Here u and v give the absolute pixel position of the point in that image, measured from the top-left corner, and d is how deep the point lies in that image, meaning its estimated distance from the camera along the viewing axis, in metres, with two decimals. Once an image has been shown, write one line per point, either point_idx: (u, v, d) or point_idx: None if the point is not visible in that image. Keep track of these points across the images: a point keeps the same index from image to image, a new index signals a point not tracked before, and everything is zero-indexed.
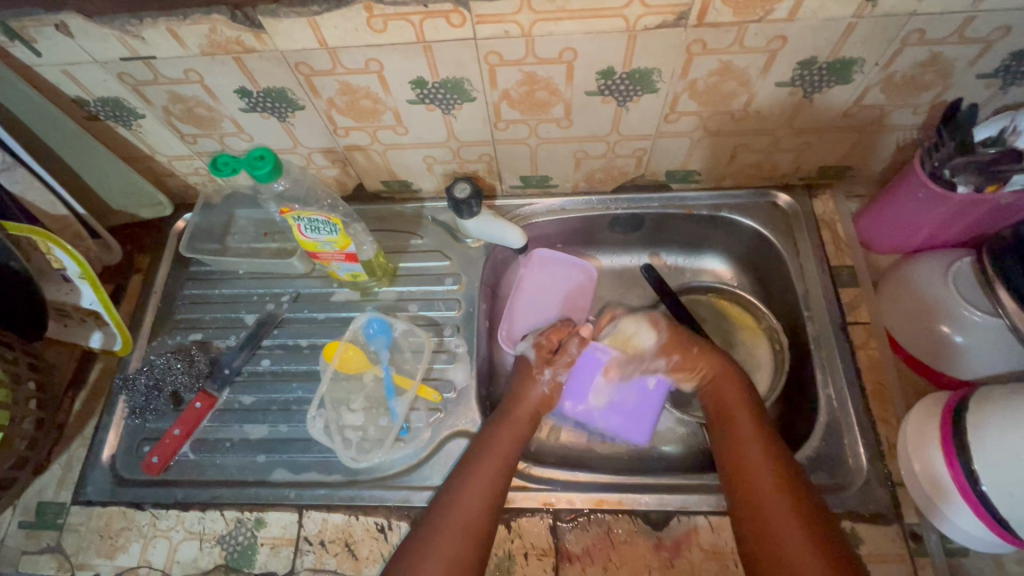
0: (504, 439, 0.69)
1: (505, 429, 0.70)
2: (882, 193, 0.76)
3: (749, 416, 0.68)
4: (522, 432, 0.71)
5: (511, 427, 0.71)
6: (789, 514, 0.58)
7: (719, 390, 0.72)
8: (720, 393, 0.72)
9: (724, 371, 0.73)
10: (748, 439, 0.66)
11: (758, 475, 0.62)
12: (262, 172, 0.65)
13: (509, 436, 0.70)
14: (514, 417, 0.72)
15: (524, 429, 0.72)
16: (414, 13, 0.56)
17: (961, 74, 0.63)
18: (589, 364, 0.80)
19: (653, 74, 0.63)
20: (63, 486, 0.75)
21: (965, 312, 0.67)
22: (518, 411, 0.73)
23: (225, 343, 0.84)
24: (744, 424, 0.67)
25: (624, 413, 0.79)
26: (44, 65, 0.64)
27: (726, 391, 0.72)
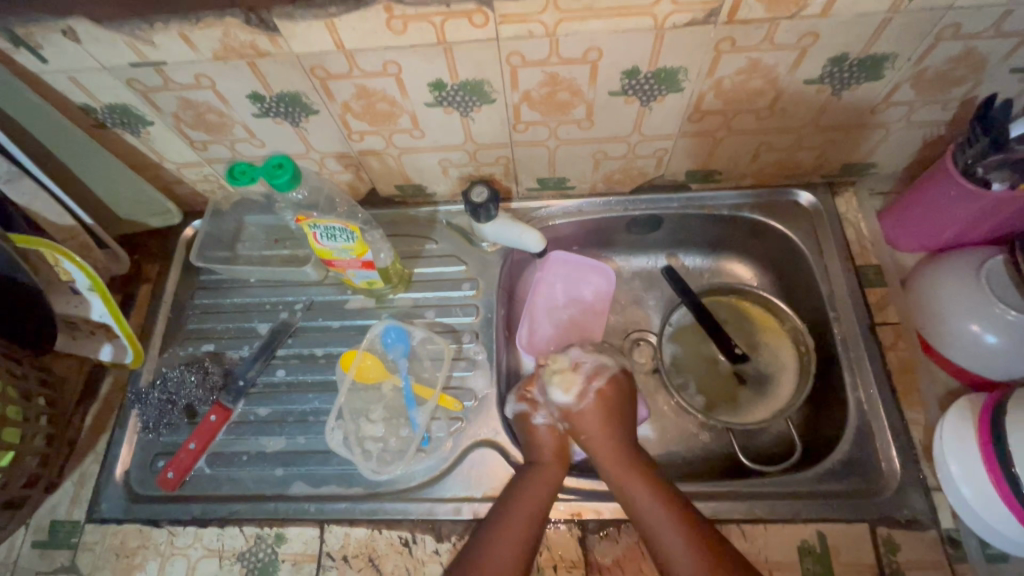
0: (538, 483, 0.66)
1: (538, 475, 0.67)
2: (909, 190, 0.75)
3: (638, 476, 0.65)
4: (553, 475, 0.68)
5: (544, 473, 0.67)
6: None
7: (603, 450, 0.68)
8: (600, 451, 0.68)
9: (603, 426, 0.70)
10: (647, 499, 0.63)
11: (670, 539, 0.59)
12: (280, 180, 0.63)
13: (542, 481, 0.66)
14: (548, 463, 0.69)
15: (559, 470, 0.68)
16: (435, 14, 0.54)
17: (994, 69, 0.61)
18: None
19: (679, 73, 0.62)
20: (77, 503, 0.74)
21: (997, 311, 0.64)
22: (551, 457, 0.70)
23: (238, 353, 0.82)
24: (636, 487, 0.64)
25: None
26: (49, 72, 0.62)
27: (606, 450, 0.68)
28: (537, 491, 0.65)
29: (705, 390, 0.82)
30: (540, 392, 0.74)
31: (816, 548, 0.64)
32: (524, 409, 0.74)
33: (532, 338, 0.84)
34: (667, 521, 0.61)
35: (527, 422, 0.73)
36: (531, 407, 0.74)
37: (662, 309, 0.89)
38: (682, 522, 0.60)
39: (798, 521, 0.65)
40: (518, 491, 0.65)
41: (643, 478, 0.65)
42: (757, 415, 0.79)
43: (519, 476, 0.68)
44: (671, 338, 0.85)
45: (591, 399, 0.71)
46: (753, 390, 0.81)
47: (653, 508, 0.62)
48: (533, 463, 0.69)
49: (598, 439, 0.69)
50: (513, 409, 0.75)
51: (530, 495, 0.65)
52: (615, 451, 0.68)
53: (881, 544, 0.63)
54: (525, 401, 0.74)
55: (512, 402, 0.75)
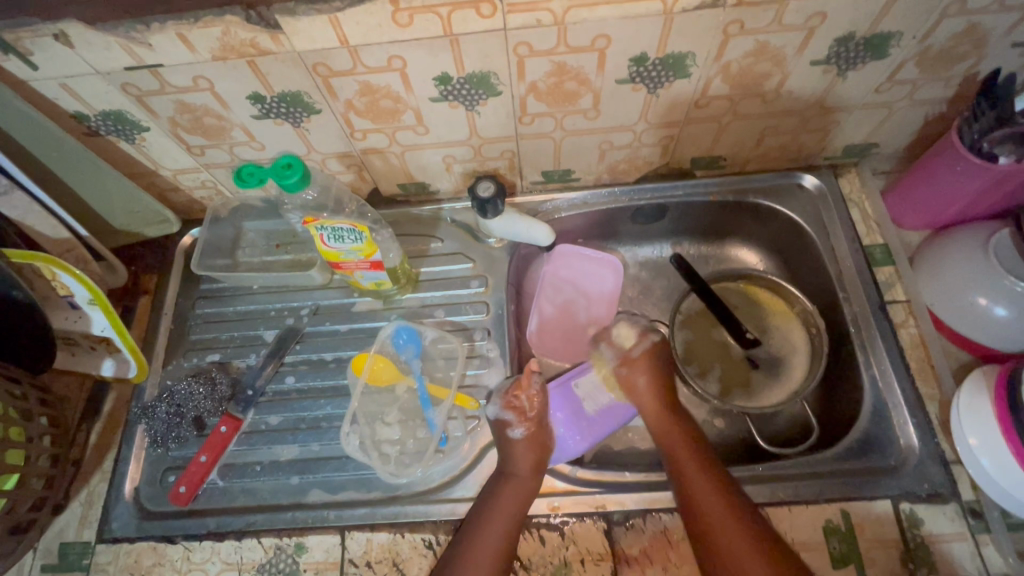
0: (480, 556, 0.61)
1: (478, 549, 0.61)
2: (912, 169, 0.76)
3: (676, 431, 0.70)
4: (527, 486, 0.67)
5: (499, 508, 0.65)
6: (712, 494, 0.63)
7: (644, 383, 0.74)
8: (647, 405, 0.73)
9: (655, 372, 0.75)
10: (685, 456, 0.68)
11: (708, 497, 0.63)
12: (290, 181, 0.62)
13: (482, 557, 0.61)
14: (488, 527, 0.63)
15: (531, 483, 0.67)
16: (442, 5, 0.53)
17: (996, 44, 0.62)
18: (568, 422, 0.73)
19: (687, 58, 0.62)
20: (86, 524, 0.71)
21: (1008, 282, 0.65)
22: (496, 519, 0.64)
23: (245, 362, 0.80)
24: (676, 441, 0.69)
25: (562, 395, 0.75)
26: (40, 79, 0.60)
27: (654, 403, 0.73)
28: (487, 551, 0.61)
29: (719, 376, 0.82)
30: (530, 396, 0.72)
31: (841, 526, 0.64)
32: (508, 417, 0.71)
33: (542, 329, 0.84)
34: (702, 477, 0.65)
35: (506, 434, 0.70)
36: (517, 417, 0.71)
37: (671, 298, 0.89)
38: (708, 470, 0.65)
39: (822, 501, 0.65)
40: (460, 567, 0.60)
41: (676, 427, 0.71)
42: (772, 399, 0.79)
43: (462, 542, 0.63)
44: (681, 325, 0.85)
45: (647, 351, 0.76)
46: (765, 374, 0.81)
47: (684, 453, 0.68)
48: (505, 476, 0.67)
49: (647, 392, 0.73)
50: (495, 413, 0.72)
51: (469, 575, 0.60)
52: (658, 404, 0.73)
53: (904, 520, 0.64)
54: (512, 408, 0.72)
55: (496, 407, 0.72)
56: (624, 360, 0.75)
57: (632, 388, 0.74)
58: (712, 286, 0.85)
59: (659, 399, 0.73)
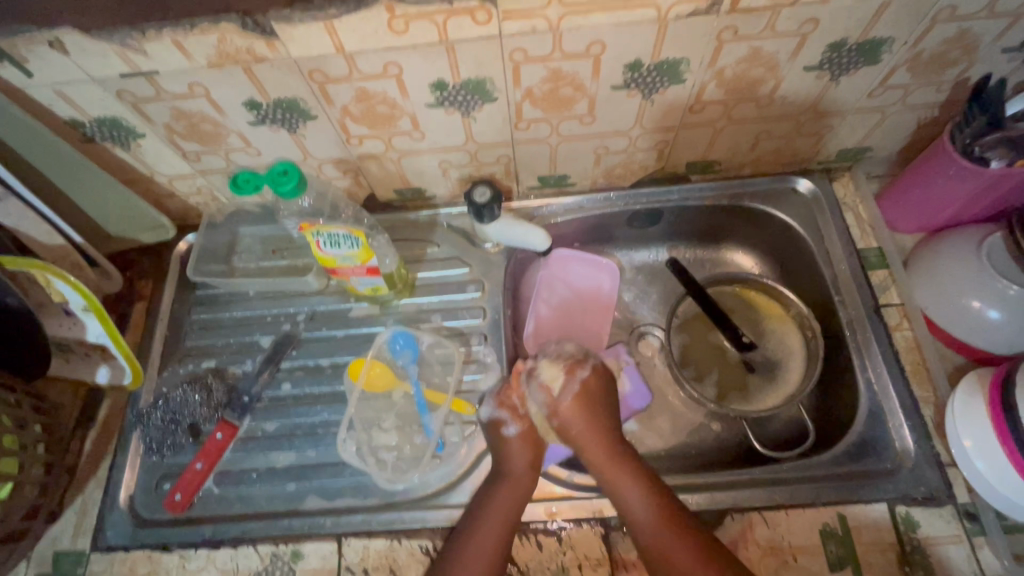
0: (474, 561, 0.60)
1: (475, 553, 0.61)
2: (905, 173, 0.76)
3: (623, 470, 0.66)
4: (522, 487, 0.66)
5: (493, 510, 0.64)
6: (672, 541, 0.60)
7: (581, 425, 0.69)
8: (589, 449, 0.68)
9: (590, 420, 0.69)
10: (645, 513, 0.62)
11: (676, 556, 0.59)
12: (286, 188, 0.62)
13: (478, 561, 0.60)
14: (484, 530, 0.63)
15: (528, 481, 0.67)
16: (437, 12, 0.54)
17: (987, 50, 0.62)
18: None
19: (681, 64, 0.62)
20: (80, 532, 0.71)
21: (1001, 286, 0.66)
22: (493, 522, 0.63)
23: (241, 368, 0.80)
24: (624, 482, 0.65)
25: None
26: (35, 86, 0.60)
27: (597, 451, 0.68)
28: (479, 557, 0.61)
29: (716, 380, 0.82)
30: (522, 395, 0.72)
31: (838, 530, 0.64)
32: (503, 416, 0.71)
33: (539, 333, 0.84)
34: (671, 537, 0.60)
35: (501, 433, 0.70)
36: (511, 415, 0.71)
37: (667, 302, 0.89)
38: (662, 511, 0.62)
39: (818, 505, 0.65)
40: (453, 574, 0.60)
41: (622, 467, 0.66)
42: (768, 403, 0.80)
43: (458, 547, 0.62)
44: (677, 329, 0.85)
45: (577, 394, 0.70)
46: (761, 378, 0.81)
47: (632, 496, 0.64)
48: (501, 476, 0.67)
49: (585, 436, 0.69)
50: (490, 413, 0.72)
51: None
52: (606, 455, 0.67)
53: (901, 523, 0.64)
54: (506, 407, 0.72)
55: (491, 406, 0.73)
56: (556, 412, 0.70)
57: (568, 434, 0.69)
58: (708, 290, 0.85)
59: (602, 440, 0.68)
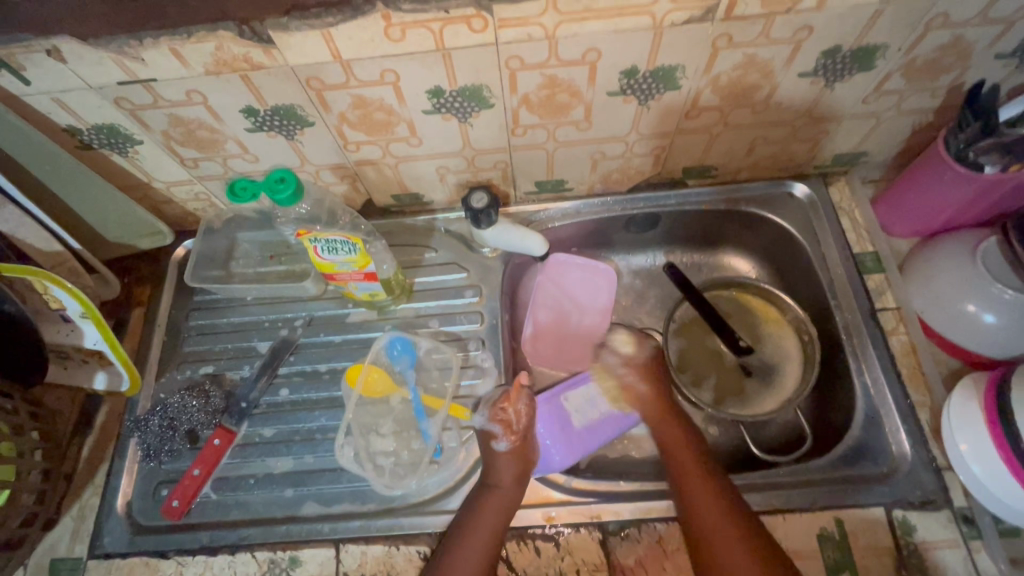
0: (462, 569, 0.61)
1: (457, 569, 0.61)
2: (900, 177, 0.77)
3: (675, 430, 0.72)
4: (509, 498, 0.67)
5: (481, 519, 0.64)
6: (705, 490, 0.64)
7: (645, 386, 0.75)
8: (647, 407, 0.74)
9: (657, 385, 0.75)
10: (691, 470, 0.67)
11: (703, 501, 0.63)
12: (283, 195, 0.62)
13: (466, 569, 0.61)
14: (471, 538, 0.63)
15: (515, 494, 0.67)
16: (433, 21, 0.54)
17: (980, 56, 0.63)
18: (554, 433, 0.74)
19: (677, 71, 0.62)
20: (78, 539, 0.71)
21: (996, 290, 0.66)
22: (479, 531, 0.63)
23: (239, 374, 0.80)
24: (674, 439, 0.71)
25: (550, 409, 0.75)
26: (33, 94, 0.60)
27: (654, 410, 0.73)
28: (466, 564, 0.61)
29: (714, 385, 0.82)
30: (519, 410, 0.71)
31: (835, 535, 0.64)
32: (495, 430, 0.71)
33: (537, 337, 0.85)
34: (703, 486, 0.64)
35: (492, 447, 0.70)
36: (504, 429, 0.70)
37: (664, 306, 0.89)
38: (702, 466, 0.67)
39: (815, 509, 0.65)
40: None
41: (676, 428, 0.72)
42: (765, 407, 0.80)
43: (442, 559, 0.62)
44: (675, 334, 0.85)
45: (649, 359, 0.78)
46: (758, 382, 0.82)
47: (680, 451, 0.69)
48: (489, 486, 0.67)
49: (649, 396, 0.74)
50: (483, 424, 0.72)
51: None
52: (665, 418, 0.73)
53: (898, 527, 0.64)
54: (499, 421, 0.71)
55: (484, 416, 0.72)
56: (630, 368, 0.76)
57: (634, 393, 0.75)
58: (705, 295, 0.86)
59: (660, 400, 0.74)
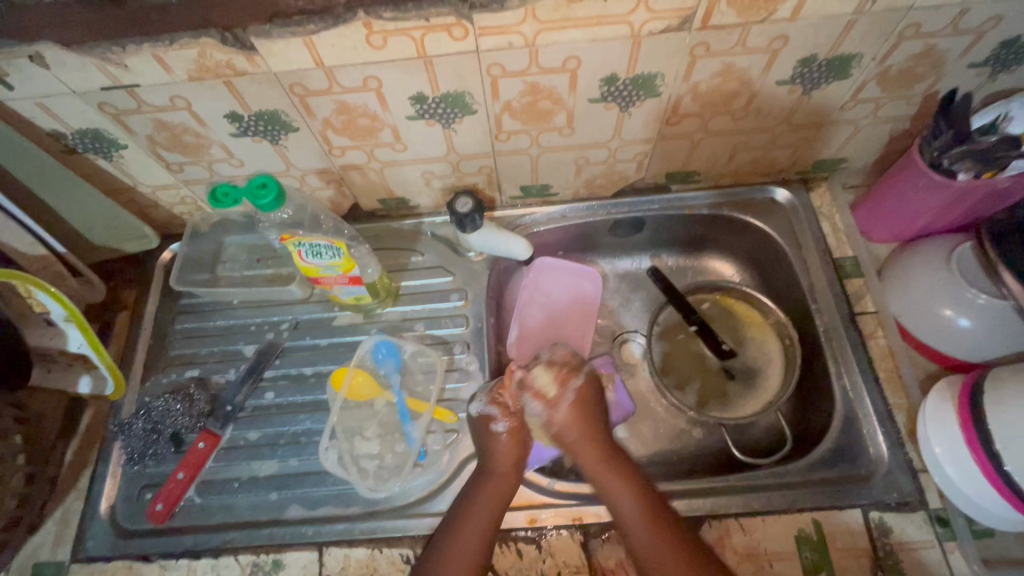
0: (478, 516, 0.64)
1: (475, 511, 0.64)
2: (879, 183, 0.78)
3: (615, 473, 0.67)
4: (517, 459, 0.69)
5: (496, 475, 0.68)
6: (656, 537, 0.62)
7: (574, 428, 0.70)
8: (581, 450, 0.70)
9: (587, 427, 0.70)
10: (635, 525, 0.63)
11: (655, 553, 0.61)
12: (264, 201, 0.63)
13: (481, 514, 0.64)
14: (484, 493, 0.66)
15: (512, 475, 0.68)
16: (414, 28, 0.54)
17: (954, 65, 0.64)
18: None
19: (656, 78, 0.63)
20: (61, 543, 0.71)
21: (970, 295, 0.67)
22: (493, 486, 0.66)
23: (224, 377, 0.80)
24: (614, 483, 0.66)
25: None
26: (16, 99, 0.60)
27: (589, 453, 0.69)
28: (485, 506, 0.65)
29: (697, 388, 0.83)
30: (513, 395, 0.72)
31: (813, 536, 0.65)
32: (494, 412, 0.71)
33: (523, 342, 0.85)
34: (653, 534, 0.62)
35: (489, 428, 0.70)
36: (501, 412, 0.71)
37: (649, 310, 0.90)
38: (649, 510, 0.63)
39: (794, 511, 0.66)
40: (458, 523, 0.64)
41: (614, 470, 0.67)
42: (748, 410, 0.81)
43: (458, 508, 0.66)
44: (658, 338, 0.86)
45: (573, 400, 0.72)
46: (741, 385, 0.82)
47: (621, 493, 0.65)
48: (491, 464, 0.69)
49: (581, 440, 0.70)
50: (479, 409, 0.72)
51: (471, 525, 0.63)
52: (609, 468, 0.68)
53: (874, 528, 0.65)
54: (496, 404, 0.72)
55: (481, 403, 0.73)
56: (557, 415, 0.71)
57: (562, 438, 0.70)
58: (688, 299, 0.87)
59: (595, 441, 0.70)
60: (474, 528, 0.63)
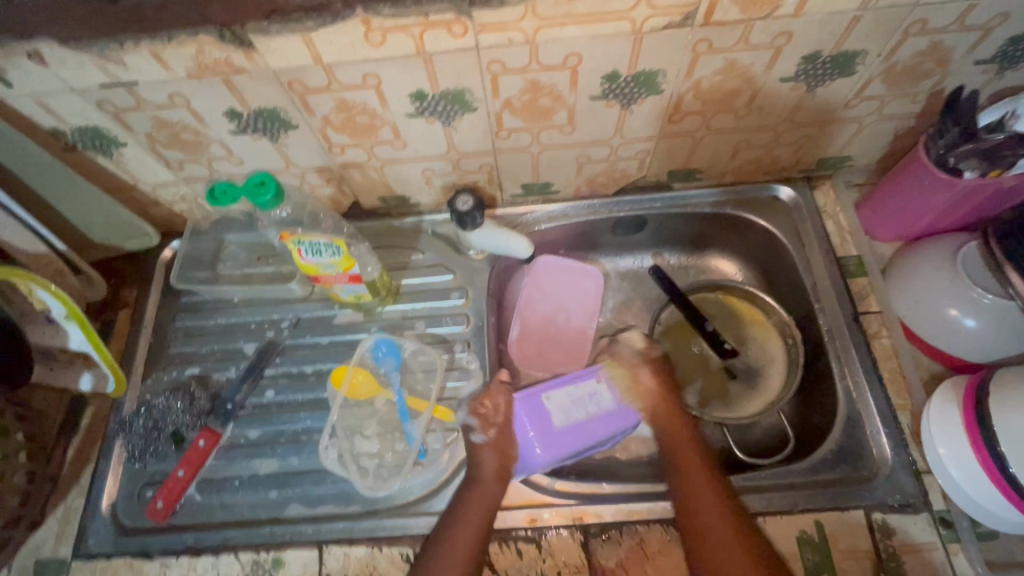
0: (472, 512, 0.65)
1: (469, 507, 0.66)
2: (884, 182, 0.77)
3: (688, 442, 0.70)
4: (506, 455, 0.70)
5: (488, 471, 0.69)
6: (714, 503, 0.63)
7: (654, 392, 0.74)
8: (656, 413, 0.73)
9: (667, 391, 0.75)
10: (706, 501, 0.64)
11: (709, 515, 0.62)
12: (263, 199, 0.63)
13: (475, 510, 0.66)
14: (477, 489, 0.67)
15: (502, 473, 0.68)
16: (413, 25, 0.54)
17: (960, 61, 0.63)
18: (531, 427, 0.70)
19: (658, 75, 0.62)
20: (63, 540, 0.71)
21: (976, 295, 0.66)
22: (485, 482, 0.68)
23: (224, 375, 0.80)
24: (684, 450, 0.70)
25: (529, 405, 0.71)
26: (15, 97, 0.60)
27: (665, 417, 0.73)
28: (479, 501, 0.66)
29: (699, 388, 0.83)
30: (496, 405, 0.72)
31: (815, 537, 0.64)
32: (473, 423, 0.71)
33: (522, 342, 0.85)
34: (712, 499, 0.64)
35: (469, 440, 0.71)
36: (480, 423, 0.71)
37: (651, 308, 0.90)
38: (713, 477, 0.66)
39: (796, 512, 0.66)
40: (452, 520, 0.65)
41: (685, 439, 0.71)
42: (750, 410, 0.80)
43: (453, 505, 0.67)
44: (660, 337, 0.85)
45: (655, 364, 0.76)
46: (742, 385, 0.82)
47: (690, 460, 0.68)
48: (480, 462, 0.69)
49: (661, 402, 0.73)
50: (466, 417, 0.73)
51: (467, 521, 0.65)
52: (681, 436, 0.71)
53: (877, 529, 0.64)
54: (477, 415, 0.72)
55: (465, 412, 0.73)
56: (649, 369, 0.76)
57: (648, 390, 0.74)
58: (690, 298, 0.86)
59: (672, 407, 0.73)
60: (471, 523, 0.64)
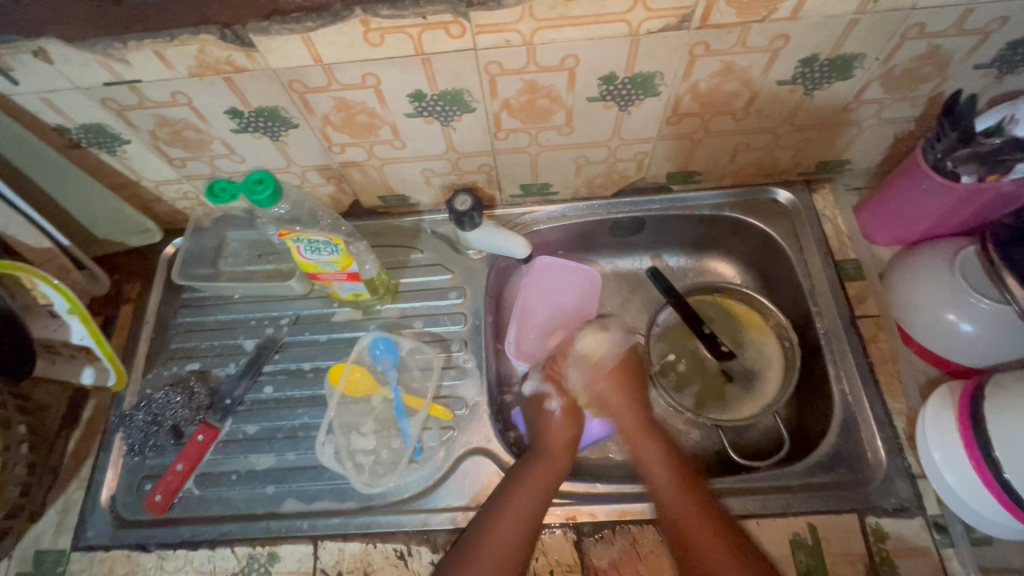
0: (536, 486, 0.67)
1: (531, 479, 0.67)
2: (882, 186, 0.77)
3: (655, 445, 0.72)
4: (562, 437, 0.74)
5: (552, 451, 0.71)
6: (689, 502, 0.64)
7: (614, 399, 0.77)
8: (622, 419, 0.76)
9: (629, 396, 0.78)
10: (681, 501, 0.65)
11: (687, 515, 0.63)
12: (261, 196, 0.63)
13: (538, 482, 0.67)
14: (541, 464, 0.69)
15: (562, 452, 0.72)
16: (411, 26, 0.55)
17: (959, 66, 0.63)
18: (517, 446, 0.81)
19: (655, 78, 0.63)
20: (62, 531, 0.72)
21: (973, 300, 0.66)
22: (548, 460, 0.70)
23: (224, 371, 0.81)
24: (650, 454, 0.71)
25: None
26: (21, 93, 0.61)
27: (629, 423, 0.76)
28: (543, 475, 0.68)
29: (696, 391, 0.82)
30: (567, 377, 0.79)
31: (808, 540, 0.64)
32: (547, 393, 0.78)
33: (518, 342, 0.84)
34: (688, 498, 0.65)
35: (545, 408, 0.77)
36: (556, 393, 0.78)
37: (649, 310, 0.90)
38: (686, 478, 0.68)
39: (789, 514, 0.66)
40: (514, 490, 0.66)
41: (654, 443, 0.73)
42: (749, 411, 0.79)
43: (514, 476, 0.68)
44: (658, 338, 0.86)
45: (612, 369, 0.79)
46: (739, 387, 0.82)
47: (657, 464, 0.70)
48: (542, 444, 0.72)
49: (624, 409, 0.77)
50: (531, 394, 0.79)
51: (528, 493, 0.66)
52: (647, 442, 0.73)
53: (870, 534, 0.64)
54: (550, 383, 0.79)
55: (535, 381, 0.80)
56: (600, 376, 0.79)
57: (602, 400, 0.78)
58: (687, 300, 0.86)
59: (637, 415, 0.76)
60: (534, 494, 0.66)
